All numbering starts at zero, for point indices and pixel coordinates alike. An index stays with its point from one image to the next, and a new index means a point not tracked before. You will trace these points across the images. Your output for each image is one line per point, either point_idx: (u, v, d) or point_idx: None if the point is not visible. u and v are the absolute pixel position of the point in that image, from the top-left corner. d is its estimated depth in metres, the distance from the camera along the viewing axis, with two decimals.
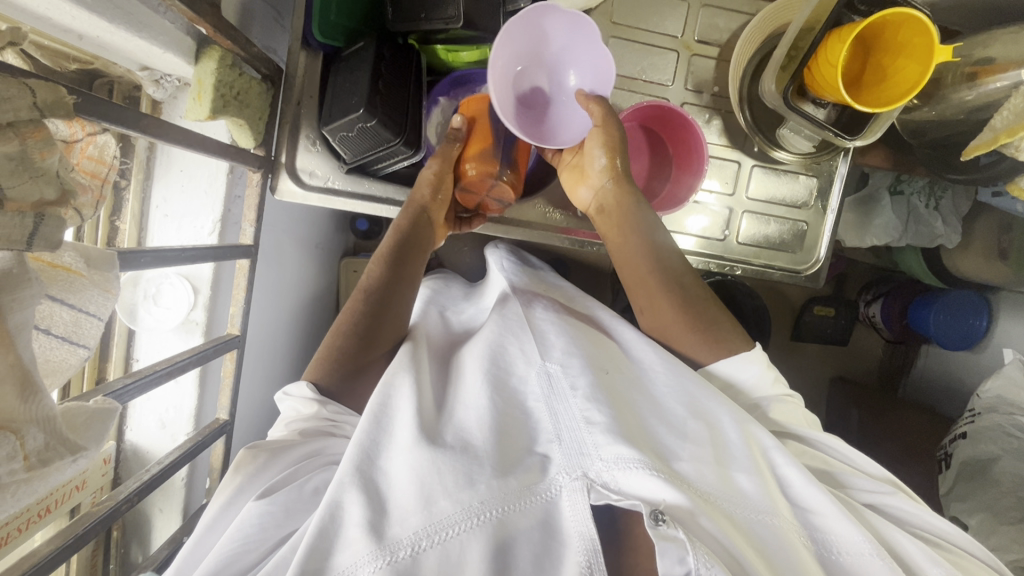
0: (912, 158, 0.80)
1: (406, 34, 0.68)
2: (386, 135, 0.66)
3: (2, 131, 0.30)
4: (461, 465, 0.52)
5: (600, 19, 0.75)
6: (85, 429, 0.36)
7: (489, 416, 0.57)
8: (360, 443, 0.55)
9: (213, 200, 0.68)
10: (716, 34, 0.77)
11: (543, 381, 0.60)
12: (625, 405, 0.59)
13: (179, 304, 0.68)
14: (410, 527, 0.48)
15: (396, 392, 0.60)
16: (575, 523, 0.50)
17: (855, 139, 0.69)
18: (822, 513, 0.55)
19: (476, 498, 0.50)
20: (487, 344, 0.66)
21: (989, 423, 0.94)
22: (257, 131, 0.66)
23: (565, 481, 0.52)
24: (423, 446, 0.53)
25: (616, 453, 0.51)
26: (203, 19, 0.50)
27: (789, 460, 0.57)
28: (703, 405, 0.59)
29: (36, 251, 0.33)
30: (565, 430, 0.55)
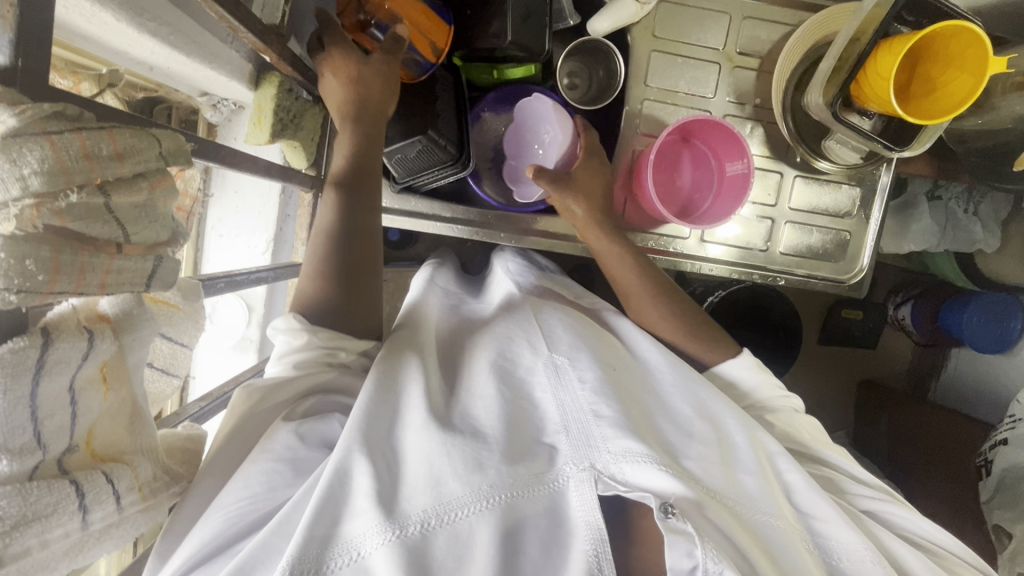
0: (956, 166, 0.79)
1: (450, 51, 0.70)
2: (442, 157, 0.71)
3: (136, 181, 0.31)
4: (471, 448, 0.50)
5: (643, 33, 0.75)
6: (183, 459, 0.40)
7: (499, 404, 0.54)
8: (366, 411, 0.52)
9: (267, 221, 0.69)
10: (758, 45, 0.77)
11: (551, 371, 0.57)
12: (633, 400, 0.58)
13: (235, 322, 0.70)
14: (419, 505, 0.46)
15: (405, 377, 0.57)
16: (581, 511, 0.48)
17: (903, 150, 0.69)
18: (823, 518, 0.56)
19: (485, 482, 0.48)
20: (495, 331, 0.63)
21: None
22: (309, 152, 0.67)
23: (573, 471, 0.50)
24: (434, 428, 0.51)
25: (623, 445, 0.50)
26: (271, 48, 0.51)
27: (794, 466, 0.58)
28: (710, 408, 0.60)
29: (153, 291, 0.35)
30: (574, 421, 0.53)
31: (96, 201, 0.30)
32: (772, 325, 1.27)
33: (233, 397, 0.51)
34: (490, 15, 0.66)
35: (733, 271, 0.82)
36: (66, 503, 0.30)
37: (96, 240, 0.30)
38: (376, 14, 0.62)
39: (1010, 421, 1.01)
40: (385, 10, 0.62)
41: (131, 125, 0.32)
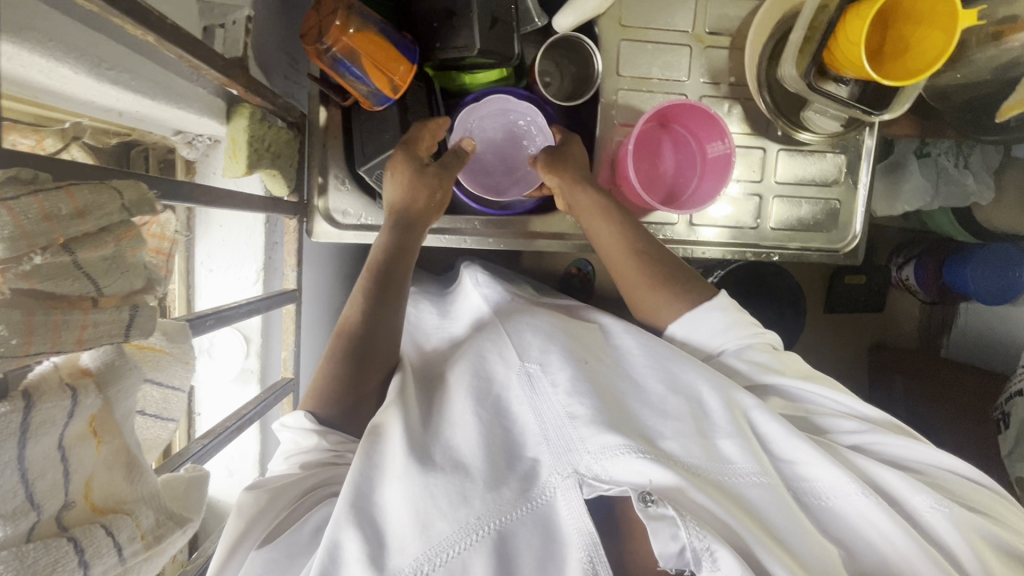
0: (940, 123, 0.78)
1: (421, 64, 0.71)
2: None
3: (101, 236, 0.32)
4: (453, 485, 0.52)
5: (610, 23, 0.75)
6: (186, 500, 0.40)
7: (476, 432, 0.57)
8: (356, 478, 0.55)
9: (255, 251, 0.69)
10: (727, 24, 0.77)
11: (524, 382, 0.59)
12: (606, 390, 0.58)
13: (233, 355, 0.70)
14: (411, 555, 0.49)
15: (385, 424, 0.58)
16: (572, 518, 0.50)
17: (882, 114, 0.68)
18: (805, 462, 0.55)
19: (472, 515, 0.50)
20: (476, 349, 0.65)
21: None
22: (288, 179, 0.68)
23: (558, 481, 0.52)
24: (413, 473, 0.53)
25: (601, 442, 0.51)
26: (236, 82, 0.51)
27: (771, 416, 0.56)
28: (682, 378, 0.59)
29: (133, 340, 0.35)
30: (552, 430, 0.54)
31: (62, 260, 0.31)
32: (774, 300, 1.26)
33: (239, 501, 0.55)
34: (454, 24, 0.65)
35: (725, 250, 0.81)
36: (66, 561, 0.30)
37: (69, 297, 0.31)
38: (333, 46, 0.60)
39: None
40: (344, 44, 0.60)
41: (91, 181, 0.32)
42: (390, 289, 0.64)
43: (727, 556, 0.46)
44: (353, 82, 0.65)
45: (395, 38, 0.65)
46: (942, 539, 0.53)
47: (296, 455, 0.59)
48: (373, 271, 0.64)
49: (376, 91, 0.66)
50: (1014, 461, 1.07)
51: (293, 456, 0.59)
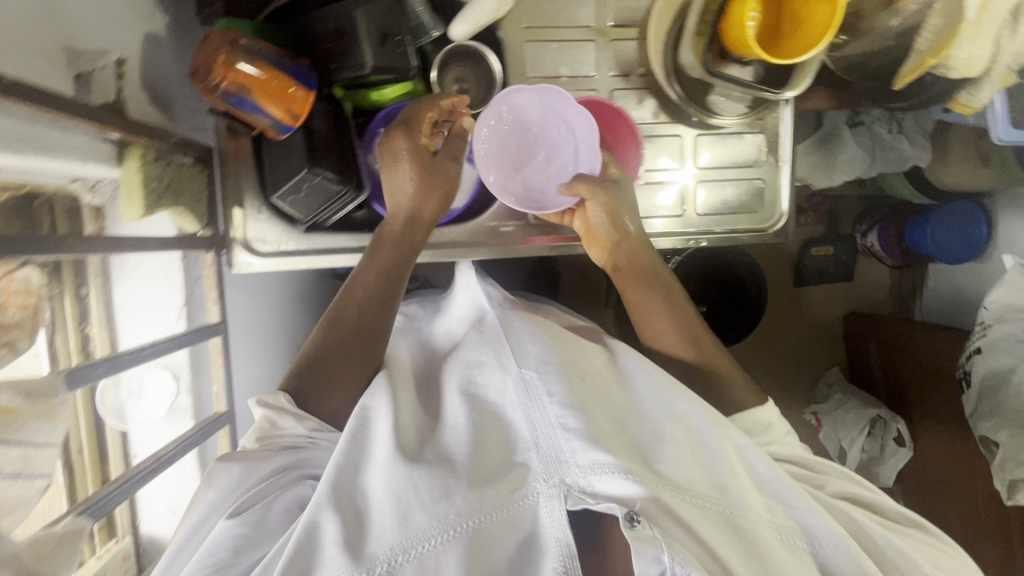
0: (854, 93, 0.78)
1: (330, 86, 0.70)
2: (334, 186, 0.70)
3: None
4: (438, 479, 0.52)
5: (512, 26, 0.75)
6: (52, 556, 0.42)
7: (467, 433, 0.56)
8: (338, 464, 0.55)
9: (175, 288, 0.70)
10: (630, 14, 0.76)
11: (519, 388, 0.57)
12: (602, 407, 0.57)
13: (163, 394, 0.70)
14: (386, 542, 0.49)
15: (373, 412, 0.59)
16: (553, 529, 0.49)
17: (783, 92, 0.68)
18: (796, 504, 0.57)
19: (452, 511, 0.49)
20: (464, 362, 0.65)
21: (1002, 334, 1.05)
22: (200, 214, 0.68)
23: (542, 488, 0.51)
24: (401, 464, 0.53)
25: (591, 457, 0.51)
26: (107, 126, 0.52)
27: (763, 458, 0.58)
28: (678, 409, 0.59)
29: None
30: (543, 437, 0.53)
31: None
32: (734, 280, 1.26)
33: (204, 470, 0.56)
34: (347, 43, 0.65)
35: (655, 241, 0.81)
36: None
37: None
38: (222, 82, 0.60)
39: (981, 329, 1.09)
40: (232, 79, 0.60)
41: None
42: (392, 291, 0.68)
43: None
44: (253, 115, 0.65)
45: (291, 67, 0.64)
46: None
47: (272, 439, 0.61)
48: (381, 273, 0.68)
49: (277, 121, 0.66)
50: (977, 420, 1.06)
51: (268, 440, 0.61)
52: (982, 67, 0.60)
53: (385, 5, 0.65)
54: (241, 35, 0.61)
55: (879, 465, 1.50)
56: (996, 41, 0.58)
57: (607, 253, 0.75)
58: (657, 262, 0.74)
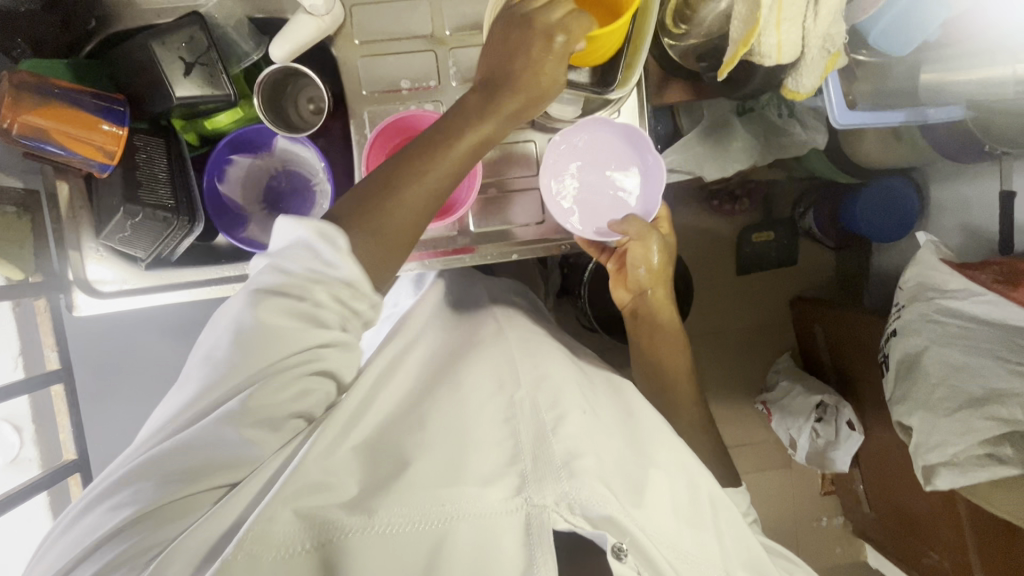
0: (708, 84, 0.76)
1: (162, 117, 0.69)
2: (161, 222, 0.68)
3: None
4: (443, 473, 0.55)
5: (345, 42, 0.73)
6: None
7: (480, 431, 0.59)
8: (326, 450, 0.56)
9: (10, 338, 0.68)
10: (468, 21, 0.74)
11: (520, 407, 0.62)
12: (604, 438, 0.62)
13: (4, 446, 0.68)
14: (384, 520, 0.51)
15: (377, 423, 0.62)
16: (541, 555, 0.51)
17: (607, 91, 0.66)
18: (739, 542, 0.65)
19: (447, 506, 0.53)
20: (486, 375, 0.67)
21: (913, 314, 1.01)
22: (23, 259, 0.67)
23: (543, 500, 0.53)
24: (409, 463, 0.56)
25: (582, 481, 0.54)
26: None
27: (722, 509, 0.66)
28: (665, 448, 0.66)
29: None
30: (546, 454, 0.57)
31: None
32: None
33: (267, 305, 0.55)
34: (154, 76, 0.65)
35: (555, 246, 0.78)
36: None
37: None
38: (13, 126, 0.59)
39: (897, 311, 1.06)
40: (23, 122, 0.60)
41: None
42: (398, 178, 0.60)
43: None
44: (63, 157, 0.63)
45: (95, 104, 0.63)
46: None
47: (319, 268, 0.56)
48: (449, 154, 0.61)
49: (90, 160, 0.64)
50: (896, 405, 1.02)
51: (312, 269, 0.56)
52: (793, 51, 0.57)
53: (186, 34, 0.65)
54: (33, 75, 0.60)
55: (834, 451, 1.46)
56: (801, 24, 0.56)
57: (631, 296, 0.80)
58: (672, 319, 0.81)
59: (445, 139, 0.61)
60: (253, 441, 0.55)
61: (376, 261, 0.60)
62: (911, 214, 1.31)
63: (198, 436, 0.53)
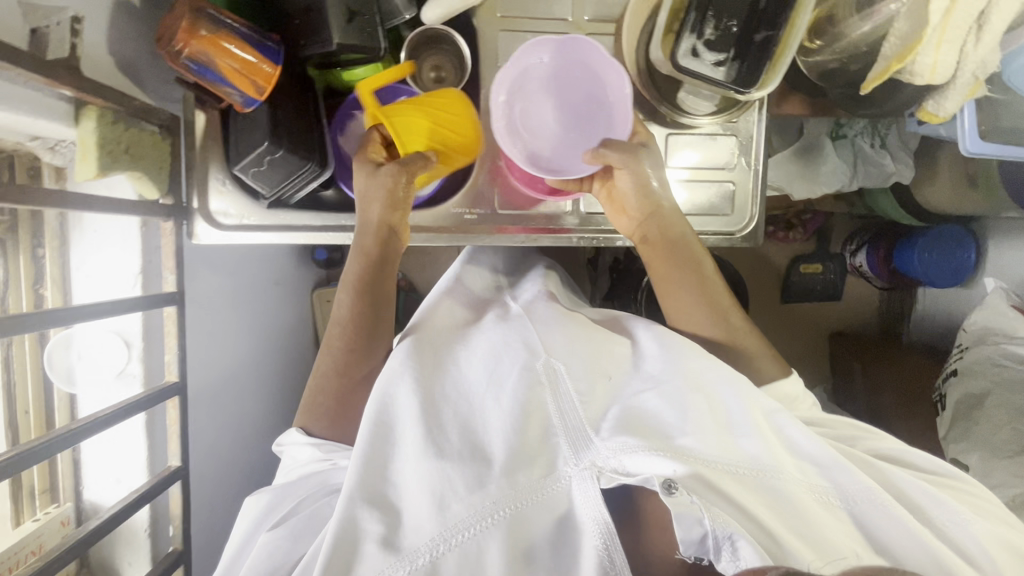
0: (828, 101, 0.78)
1: (303, 63, 0.70)
2: (297, 162, 0.70)
3: None
4: (469, 471, 0.57)
5: (487, 15, 0.75)
6: None
7: (496, 414, 0.62)
8: (365, 458, 0.60)
9: (131, 254, 0.69)
10: (607, 10, 0.76)
11: (530, 376, 0.65)
12: (610, 396, 0.63)
13: (113, 360, 0.70)
14: (425, 535, 0.56)
15: (397, 399, 0.63)
16: (587, 509, 0.55)
17: (750, 91, 0.68)
18: (829, 466, 0.60)
19: (487, 499, 0.56)
20: (488, 344, 0.70)
21: (979, 357, 1.03)
22: (161, 182, 0.68)
23: (573, 470, 0.57)
24: (430, 456, 0.58)
25: (620, 440, 0.55)
26: (60, 82, 0.51)
27: (793, 423, 0.61)
28: (702, 377, 0.63)
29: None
30: (569, 426, 0.60)
31: None
32: None
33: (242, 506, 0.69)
34: (315, 19, 0.66)
35: None
36: None
37: None
38: (184, 49, 0.61)
39: (959, 353, 1.09)
40: (194, 47, 0.61)
41: None
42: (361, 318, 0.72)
43: (747, 545, 0.49)
44: (216, 85, 0.65)
45: (256, 39, 0.65)
46: (956, 543, 0.59)
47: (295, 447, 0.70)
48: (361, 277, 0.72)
49: (240, 93, 0.66)
50: (949, 443, 1.02)
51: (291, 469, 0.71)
52: (946, 73, 0.59)
53: None
54: (209, 4, 0.62)
55: None
56: (960, 47, 0.57)
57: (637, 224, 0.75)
58: (686, 233, 0.74)
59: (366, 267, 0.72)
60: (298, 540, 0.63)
61: (335, 407, 0.71)
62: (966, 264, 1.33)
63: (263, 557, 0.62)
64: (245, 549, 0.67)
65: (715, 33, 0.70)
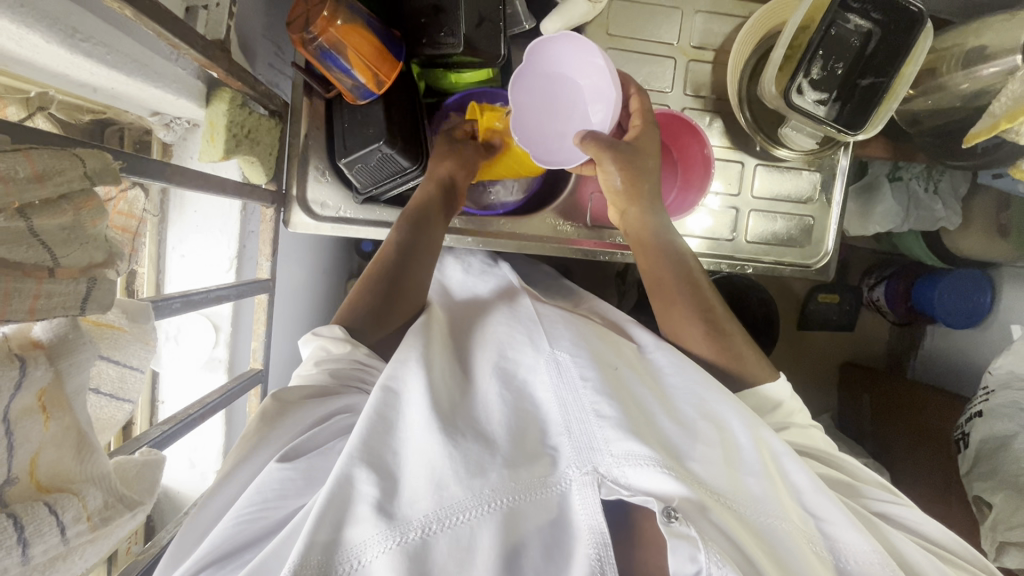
0: (911, 146, 0.82)
1: (409, 60, 0.70)
2: (403, 162, 0.70)
3: (58, 203, 0.32)
4: (473, 454, 0.52)
5: (597, 32, 0.77)
6: (137, 482, 0.38)
7: (500, 409, 0.57)
8: (367, 423, 0.54)
9: (229, 237, 0.68)
10: (712, 39, 0.78)
11: (553, 369, 0.59)
12: (631, 397, 0.59)
13: (201, 344, 0.68)
14: (421, 509, 0.48)
15: (407, 378, 0.59)
16: (584, 515, 0.50)
17: (856, 134, 0.71)
18: (833, 522, 0.56)
19: (487, 486, 0.50)
20: (496, 340, 0.66)
21: (1005, 400, 0.99)
22: (268, 166, 0.67)
23: (576, 474, 0.52)
24: (435, 433, 0.53)
25: (627, 447, 0.51)
26: (216, 64, 0.51)
27: (800, 467, 0.58)
28: (713, 408, 0.60)
29: (90, 315, 0.36)
30: (576, 423, 0.54)
31: (17, 226, 0.30)
32: (750, 314, 1.30)
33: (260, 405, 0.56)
34: (443, 20, 0.67)
35: (732, 262, 0.83)
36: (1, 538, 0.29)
37: (25, 266, 0.31)
38: (319, 36, 0.61)
39: (983, 395, 1.05)
40: (330, 35, 0.61)
41: (51, 147, 0.32)
42: (421, 242, 0.70)
43: None
44: (337, 74, 0.65)
45: (384, 35, 0.65)
46: None
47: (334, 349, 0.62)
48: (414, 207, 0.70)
49: (360, 84, 0.66)
50: (972, 480, 1.00)
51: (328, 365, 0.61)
52: None
53: None
54: None
55: None
56: None
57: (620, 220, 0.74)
58: (665, 223, 0.72)
59: (414, 211, 0.70)
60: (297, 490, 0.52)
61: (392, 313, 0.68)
62: (982, 310, 1.27)
63: (267, 489, 0.51)
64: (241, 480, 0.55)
65: (821, 74, 0.70)
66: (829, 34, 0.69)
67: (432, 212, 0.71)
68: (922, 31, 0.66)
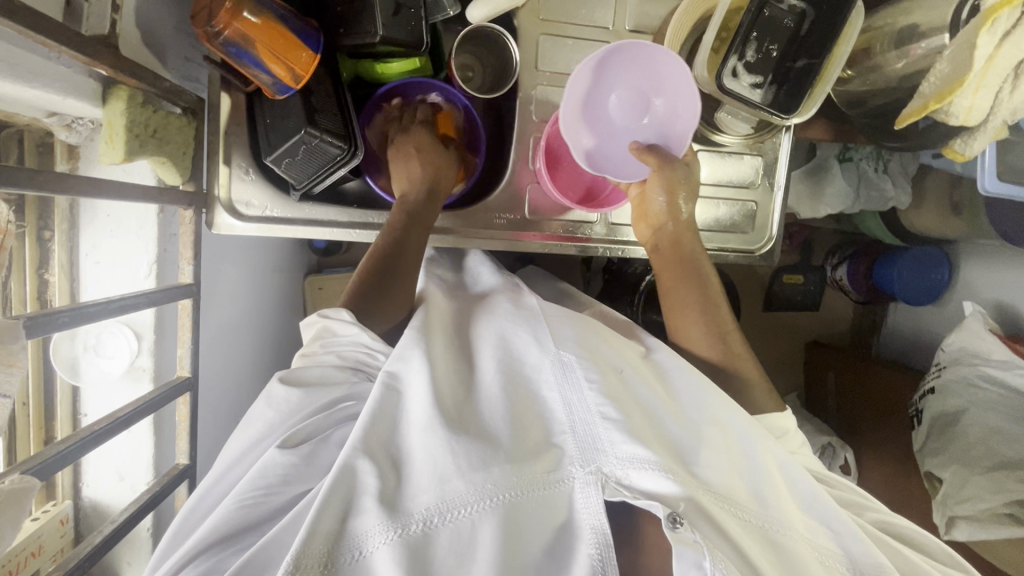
0: (851, 128, 0.81)
1: (331, 53, 0.68)
2: (333, 149, 0.66)
3: None
4: (476, 448, 0.50)
5: (529, 17, 0.74)
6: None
7: (502, 400, 0.55)
8: (371, 416, 0.52)
9: (146, 242, 0.65)
10: (648, 22, 0.77)
11: (557, 368, 0.56)
12: (635, 402, 0.56)
13: (122, 353, 0.66)
14: (422, 502, 0.48)
15: (407, 369, 0.56)
16: (587, 515, 0.49)
17: (790, 118, 0.70)
18: (841, 531, 0.57)
19: (488, 481, 0.49)
20: (496, 331, 0.62)
21: (955, 376, 0.99)
22: (183, 167, 0.64)
23: (578, 473, 0.51)
24: (437, 427, 0.51)
25: (631, 451, 0.51)
26: (99, 61, 0.48)
27: (802, 474, 0.58)
28: (724, 418, 0.58)
29: None
30: (579, 423, 0.53)
31: None
32: None
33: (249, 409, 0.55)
34: (359, 9, 0.64)
35: None
36: None
37: None
38: (224, 29, 0.58)
39: (936, 370, 1.04)
40: (235, 29, 0.58)
41: None
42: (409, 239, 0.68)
43: None
44: (252, 70, 0.62)
45: (297, 25, 0.62)
46: None
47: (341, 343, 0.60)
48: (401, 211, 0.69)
49: (278, 80, 0.63)
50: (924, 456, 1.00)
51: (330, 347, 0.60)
52: (979, 115, 0.62)
53: None
54: None
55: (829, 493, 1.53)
56: (996, 92, 0.61)
57: (652, 231, 0.75)
58: (701, 252, 0.73)
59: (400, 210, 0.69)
60: (286, 485, 0.51)
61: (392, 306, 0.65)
62: (940, 285, 1.28)
63: (251, 489, 0.50)
64: (247, 457, 0.54)
65: (756, 56, 0.68)
66: (762, 14, 0.67)
67: (410, 226, 0.69)
68: (853, 11, 0.65)
